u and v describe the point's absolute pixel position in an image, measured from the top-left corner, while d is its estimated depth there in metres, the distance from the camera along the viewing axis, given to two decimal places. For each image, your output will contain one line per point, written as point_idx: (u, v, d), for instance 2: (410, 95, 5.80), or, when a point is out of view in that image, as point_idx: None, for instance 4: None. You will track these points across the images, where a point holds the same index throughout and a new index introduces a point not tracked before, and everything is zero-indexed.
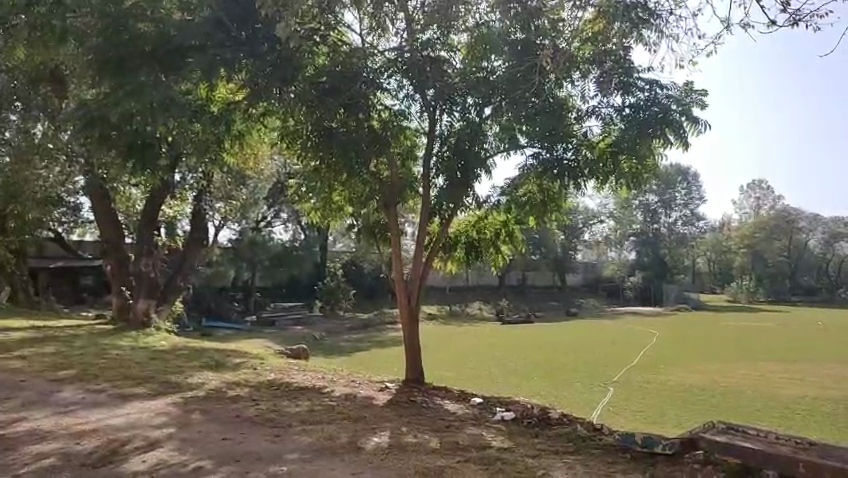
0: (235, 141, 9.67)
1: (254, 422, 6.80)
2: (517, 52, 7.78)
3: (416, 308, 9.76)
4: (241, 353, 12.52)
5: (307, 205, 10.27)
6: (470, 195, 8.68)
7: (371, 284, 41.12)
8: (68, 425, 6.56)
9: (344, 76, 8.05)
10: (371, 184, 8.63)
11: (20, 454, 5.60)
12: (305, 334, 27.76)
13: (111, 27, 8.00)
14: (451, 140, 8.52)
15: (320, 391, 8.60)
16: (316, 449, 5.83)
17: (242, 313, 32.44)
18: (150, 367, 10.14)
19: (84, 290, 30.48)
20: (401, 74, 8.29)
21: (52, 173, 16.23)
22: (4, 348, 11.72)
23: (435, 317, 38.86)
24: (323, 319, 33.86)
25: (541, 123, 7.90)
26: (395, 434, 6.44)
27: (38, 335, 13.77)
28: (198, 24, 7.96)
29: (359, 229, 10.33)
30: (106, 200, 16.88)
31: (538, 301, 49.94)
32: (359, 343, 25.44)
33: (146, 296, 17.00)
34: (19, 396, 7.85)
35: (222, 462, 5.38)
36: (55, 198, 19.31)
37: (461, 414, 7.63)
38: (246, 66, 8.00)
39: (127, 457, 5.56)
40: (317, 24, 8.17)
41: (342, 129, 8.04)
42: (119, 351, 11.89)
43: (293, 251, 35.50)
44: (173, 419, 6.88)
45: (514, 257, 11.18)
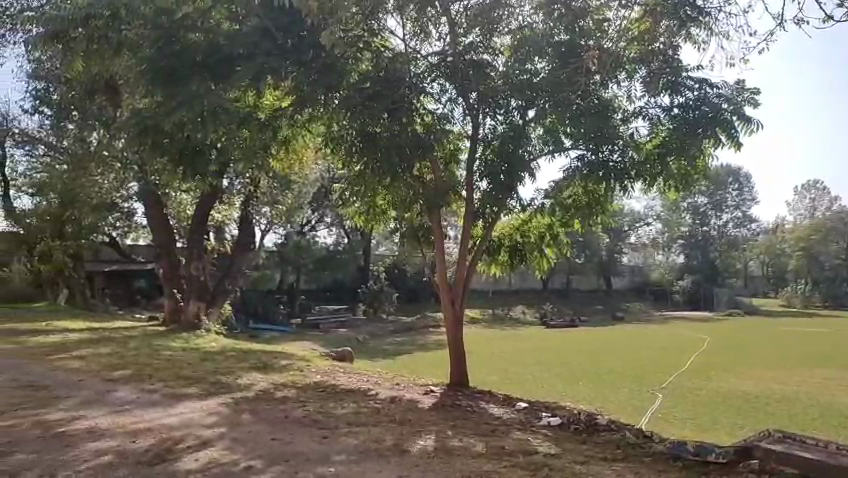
0: (282, 147, 9.81)
1: (301, 423, 6.91)
2: (561, 54, 7.82)
3: (461, 310, 9.79)
4: (287, 355, 12.75)
5: (351, 210, 10.31)
6: (514, 198, 8.56)
7: (413, 287, 41.12)
8: (123, 424, 6.79)
9: (386, 82, 8.13)
10: (415, 188, 8.65)
11: (80, 450, 5.83)
12: (348, 336, 28.06)
13: (163, 39, 8.24)
14: (494, 145, 8.40)
15: (365, 393, 8.69)
16: (363, 451, 5.89)
17: (288, 315, 32.97)
18: (201, 368, 10.44)
19: (137, 292, 31.49)
20: (444, 78, 8.45)
21: (107, 181, 17.38)
22: (63, 349, 12.21)
23: (478, 321, 38.76)
24: (366, 322, 34.16)
25: (586, 124, 7.82)
26: (440, 438, 6.46)
27: (95, 336, 14.30)
28: (244, 34, 8.13)
29: (402, 232, 10.41)
30: (159, 206, 17.43)
31: (582, 306, 49.27)
32: (402, 346, 25.59)
33: (197, 298, 17.56)
34: (78, 395, 8.17)
35: (272, 462, 5.48)
36: (110, 206, 20.02)
37: (506, 419, 7.59)
38: (292, 74, 8.18)
39: (181, 455, 5.71)
40: (360, 30, 8.24)
41: (387, 134, 7.99)
42: (172, 352, 12.26)
43: (337, 255, 35.87)
44: (223, 419, 7.05)
45: (557, 260, 11.10)
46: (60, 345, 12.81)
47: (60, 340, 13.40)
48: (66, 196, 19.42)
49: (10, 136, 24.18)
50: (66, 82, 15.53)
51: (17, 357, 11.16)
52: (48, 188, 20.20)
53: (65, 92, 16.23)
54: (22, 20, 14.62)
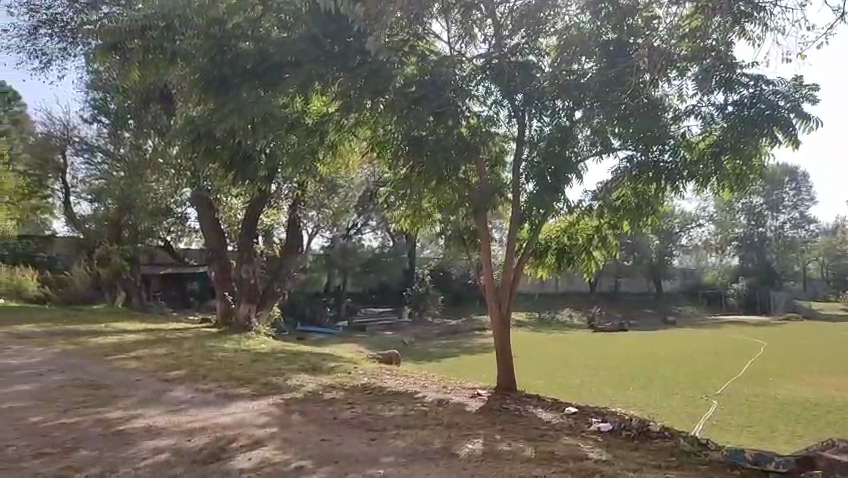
0: (328, 152, 9.92)
1: (351, 424, 6.99)
2: (608, 53, 7.75)
3: (507, 313, 9.75)
4: (335, 357, 12.91)
5: (398, 213, 10.36)
6: (560, 200, 8.42)
7: (458, 290, 41.07)
8: (179, 423, 6.99)
9: (434, 85, 8.10)
10: (461, 189, 8.62)
11: (139, 448, 6.03)
12: (395, 339, 28.24)
13: (215, 47, 8.35)
14: (541, 146, 8.27)
15: (413, 395, 8.72)
16: (412, 453, 5.91)
17: (334, 319, 33.48)
18: (253, 369, 10.67)
19: (190, 294, 32.40)
20: (489, 80, 8.30)
21: (161, 186, 17.93)
22: (121, 349, 12.67)
23: (523, 324, 38.47)
24: (412, 324, 34.32)
25: (635, 124, 7.64)
26: (488, 442, 6.43)
27: (151, 338, 14.79)
28: (293, 42, 8.05)
29: (448, 235, 10.38)
30: (211, 211, 17.93)
31: (631, 310, 48.42)
32: (448, 349, 25.63)
33: (248, 301, 18.07)
34: (136, 394, 8.46)
35: (322, 463, 5.56)
36: (165, 212, 20.60)
37: (555, 424, 7.50)
38: (340, 81, 8.09)
39: (234, 454, 5.85)
40: (407, 34, 8.43)
41: (432, 137, 8.07)
42: (224, 353, 12.58)
43: (382, 258, 36.29)
44: (274, 419, 7.18)
45: (606, 262, 10.91)
46: (119, 345, 13.30)
47: (119, 341, 13.92)
48: (123, 201, 20.16)
49: (71, 144, 25.42)
50: (122, 92, 16.05)
51: (80, 357, 11.63)
52: (106, 194, 20.97)
53: (122, 102, 16.79)
54: (83, 33, 15.27)
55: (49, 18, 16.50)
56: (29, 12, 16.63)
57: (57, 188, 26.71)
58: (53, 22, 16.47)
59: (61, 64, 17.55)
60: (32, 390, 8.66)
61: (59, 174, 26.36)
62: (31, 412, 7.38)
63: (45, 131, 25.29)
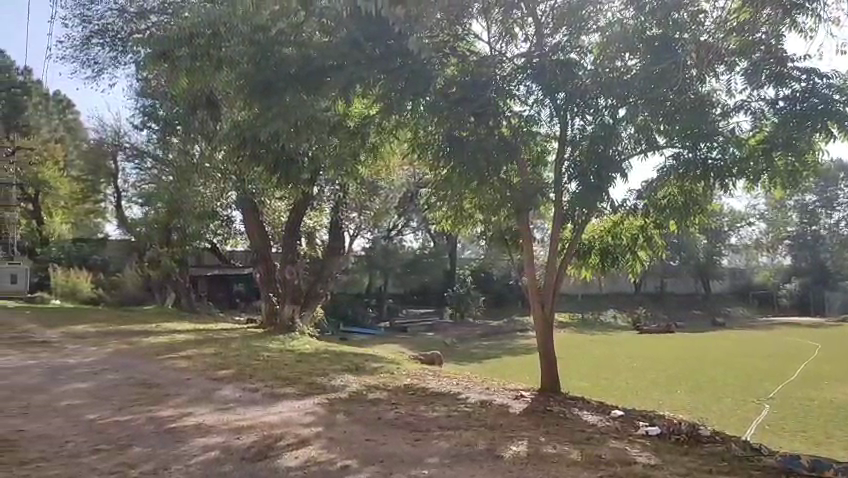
0: (370, 154, 10.03)
1: (394, 425, 7.03)
2: (654, 49, 7.42)
3: (550, 313, 9.66)
4: (378, 357, 13.03)
5: (438, 214, 10.36)
6: (605, 200, 8.30)
7: (501, 290, 40.85)
8: (228, 421, 7.16)
9: (475, 85, 8.15)
10: (502, 189, 8.52)
11: (190, 445, 6.20)
12: (436, 340, 28.29)
13: (260, 54, 8.45)
14: (583, 145, 8.15)
15: (456, 396, 8.72)
16: (456, 454, 5.92)
17: (376, 319, 33.69)
18: (298, 369, 10.85)
19: (236, 295, 33.07)
20: (530, 79, 8.19)
21: (208, 190, 18.37)
22: (172, 349, 13.05)
23: (566, 325, 38.05)
24: (454, 325, 34.34)
25: (681, 121, 7.54)
26: (533, 444, 6.38)
27: (199, 338, 15.20)
28: (334, 43, 8.09)
29: (490, 236, 10.36)
30: (256, 214, 18.25)
31: (678, 312, 47.30)
32: (489, 350, 25.55)
33: (291, 302, 18.38)
34: (187, 392, 8.70)
35: (367, 462, 5.61)
36: (212, 216, 21.12)
37: (601, 427, 7.39)
38: (382, 83, 8.09)
39: (281, 452, 5.96)
40: (448, 36, 8.50)
41: (473, 138, 8.08)
42: (270, 353, 12.82)
43: (422, 259, 36.36)
44: (319, 419, 7.29)
45: (650, 262, 10.74)
46: (169, 345, 13.69)
47: (169, 341, 14.34)
48: (172, 205, 20.76)
49: (122, 150, 25.94)
50: (170, 99, 16.50)
51: (133, 356, 12.03)
52: (156, 198, 21.65)
53: (170, 108, 17.27)
54: (133, 42, 15.80)
55: (100, 29, 17.09)
56: (83, 22, 17.26)
57: (110, 192, 27.74)
58: (104, 32, 17.05)
59: (112, 71, 18.13)
60: (88, 387, 9.00)
61: (111, 179, 27.31)
62: (88, 409, 7.66)
63: (97, 138, 26.12)
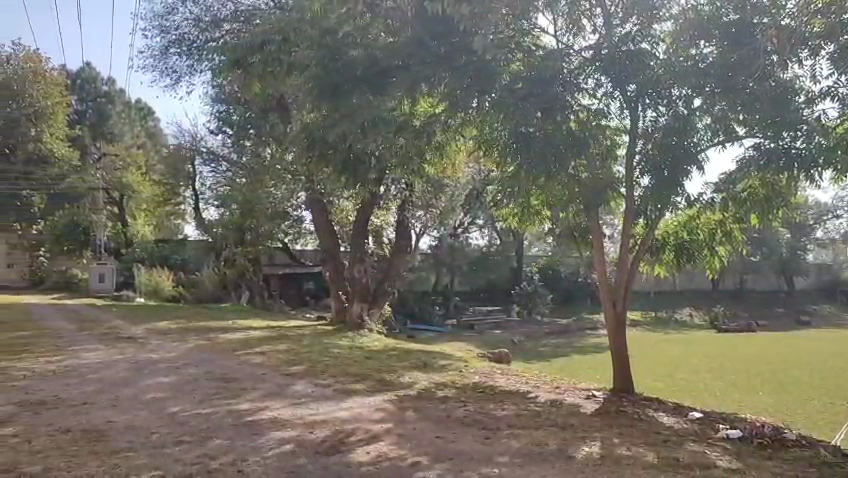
0: (436, 152, 10.03)
1: (463, 422, 7.04)
2: (732, 36, 7.48)
3: (623, 311, 9.43)
4: (446, 355, 13.02)
5: (505, 211, 10.26)
6: (680, 194, 8.03)
7: (569, 287, 40.19)
8: (302, 415, 7.36)
9: (543, 77, 7.80)
10: (571, 185, 8.33)
11: (267, 438, 6.41)
12: (503, 338, 28.13)
13: (326, 55, 8.58)
14: (656, 137, 7.96)
15: (525, 396, 8.61)
16: (527, 454, 5.85)
17: (444, 316, 33.78)
18: (367, 366, 11.02)
19: (307, 293, 33.86)
20: (599, 71, 7.96)
21: (279, 191, 18.82)
22: (247, 345, 13.53)
23: (639, 323, 36.94)
24: (522, 323, 34.03)
25: (761, 109, 7.34)
26: (606, 445, 6.23)
27: (272, 334, 15.65)
28: (399, 48, 8.21)
29: (558, 231, 10.20)
30: (324, 213, 18.67)
31: (760, 310, 45.12)
32: (559, 349, 25.08)
33: (360, 300, 18.91)
34: (262, 387, 8.99)
35: (437, 459, 5.65)
36: (283, 216, 21.70)
37: (678, 429, 7.14)
38: (447, 81, 8.06)
39: (353, 447, 6.07)
40: (513, 31, 8.12)
41: (539, 133, 7.73)
42: (340, 350, 13.09)
43: (489, 256, 36.56)
44: (389, 415, 7.37)
45: (730, 259, 10.33)
46: (244, 341, 14.19)
47: (245, 337, 14.87)
48: (245, 206, 21.50)
49: (199, 154, 27.05)
50: (244, 103, 17.11)
51: (211, 352, 12.53)
52: (230, 199, 22.46)
53: (244, 112, 17.98)
54: (207, 50, 16.57)
55: (177, 39, 17.88)
56: (161, 33, 18.11)
57: (188, 194, 29.06)
58: (181, 42, 17.82)
59: (189, 79, 18.92)
60: (171, 381, 9.44)
61: (189, 182, 28.56)
62: (171, 402, 8.04)
63: (176, 143, 27.31)
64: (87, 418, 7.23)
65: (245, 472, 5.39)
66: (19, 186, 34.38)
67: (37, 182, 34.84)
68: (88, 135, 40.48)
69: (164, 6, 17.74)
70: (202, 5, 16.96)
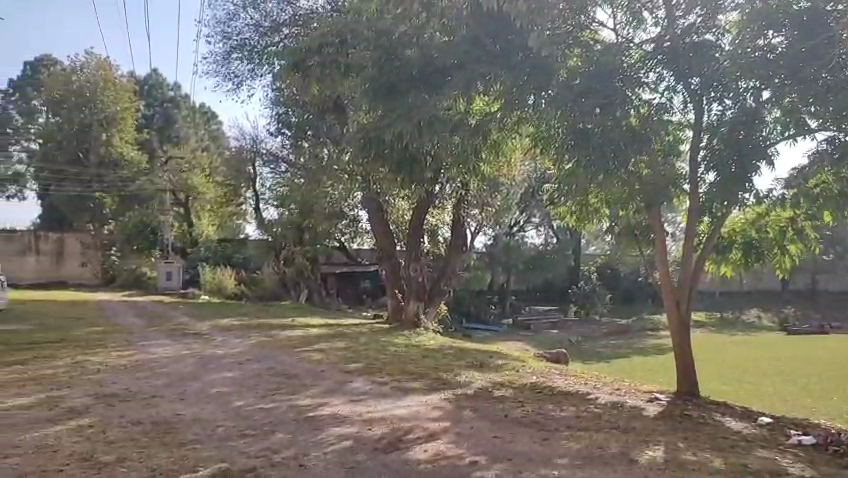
0: (491, 151, 9.92)
1: (521, 422, 6.98)
2: (803, 25, 6.72)
3: (686, 312, 9.18)
4: (502, 354, 12.94)
5: (563, 211, 10.07)
6: (748, 191, 7.71)
7: (629, 287, 39.31)
8: (360, 412, 7.46)
9: (602, 71, 7.72)
10: (630, 183, 8.10)
11: (327, 434, 6.52)
12: (561, 338, 27.73)
13: (382, 56, 8.76)
14: (723, 133, 7.65)
15: (584, 397, 8.47)
16: (587, 456, 5.75)
17: (499, 316, 33.64)
18: (424, 364, 11.08)
19: (363, 292, 34.28)
20: (661, 65, 7.80)
21: (336, 190, 19.14)
22: (307, 342, 13.81)
23: (702, 324, 35.78)
24: (579, 323, 33.51)
25: (836, 101, 6.66)
26: (671, 450, 6.07)
27: (330, 332, 15.95)
28: (454, 45, 8.19)
29: (618, 229, 9.91)
30: (381, 214, 18.87)
31: (834, 312, 42.83)
32: (618, 350, 24.54)
33: (416, 298, 19.01)
34: (321, 384, 9.17)
35: (495, 459, 5.62)
36: (340, 215, 22.12)
37: (747, 434, 6.88)
38: (501, 79, 8.00)
39: (411, 445, 6.11)
40: (571, 26, 8.04)
41: (597, 129, 7.56)
42: (397, 348, 13.21)
43: (546, 255, 36.03)
44: (446, 414, 7.37)
45: (803, 257, 9.90)
46: (303, 338, 14.49)
47: (304, 334, 15.20)
48: (302, 206, 22.02)
49: (259, 155, 27.76)
50: (301, 106, 17.45)
51: (272, 349, 12.86)
52: (289, 199, 22.95)
53: (301, 114, 18.10)
54: (267, 55, 17.06)
55: (238, 44, 18.34)
56: (224, 38, 18.64)
57: (249, 195, 29.94)
58: (242, 47, 18.25)
59: (250, 83, 19.34)
60: (234, 376, 9.74)
61: (250, 183, 29.34)
62: (235, 396, 8.30)
63: (238, 145, 28.31)
64: (157, 411, 7.53)
65: (307, 466, 5.50)
66: (93, 187, 37.74)
67: (109, 183, 37.58)
68: (155, 138, 42.33)
69: (226, 12, 18.29)
70: (262, 10, 17.43)
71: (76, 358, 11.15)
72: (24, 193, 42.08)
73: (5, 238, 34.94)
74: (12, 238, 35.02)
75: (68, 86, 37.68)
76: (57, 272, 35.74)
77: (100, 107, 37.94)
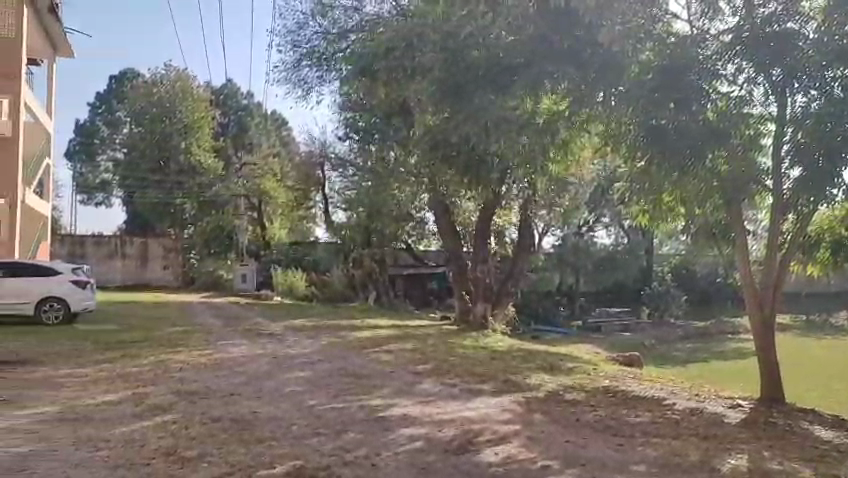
0: (560, 149, 9.57)
1: (594, 427, 6.81)
2: None
3: (770, 313, 8.79)
4: (573, 357, 12.70)
5: (636, 211, 9.84)
6: (837, 187, 7.17)
7: (706, 289, 37.85)
8: (430, 413, 7.48)
9: (674, 65, 7.38)
10: (708, 179, 7.75)
11: (397, 434, 6.59)
12: (634, 340, 26.97)
13: (449, 60, 8.85)
14: (807, 125, 7.09)
15: (660, 402, 8.20)
16: (665, 464, 5.56)
17: (568, 317, 32.99)
18: (493, 366, 11.00)
19: (430, 293, 34.43)
20: (740, 56, 7.41)
21: (404, 192, 19.53)
22: (376, 343, 14.00)
23: (788, 327, 33.92)
24: (653, 326, 32.46)
25: None
26: (754, 458, 5.80)
27: (399, 333, 16.11)
28: (523, 42, 8.02)
29: (694, 229, 9.48)
30: (448, 215, 18.91)
31: None
32: (696, 354, 23.59)
33: (484, 300, 19.01)
34: (391, 384, 9.26)
35: (568, 464, 5.52)
36: (406, 216, 22.41)
37: (838, 444, 6.48)
38: (568, 76, 7.81)
39: (481, 448, 6.07)
40: (641, 19, 7.72)
41: (673, 125, 7.35)
42: (465, 349, 13.17)
43: (616, 256, 34.98)
44: (516, 417, 7.30)
45: None
46: (372, 339, 14.70)
47: (373, 335, 15.40)
48: (369, 211, 22.39)
49: (328, 159, 28.27)
50: (369, 109, 17.59)
51: (342, 349, 13.08)
52: (356, 203, 23.17)
53: (370, 118, 17.95)
54: (337, 61, 17.60)
55: (308, 51, 18.75)
56: (293, 47, 19.00)
57: (318, 199, 30.66)
58: (311, 54, 18.68)
59: (319, 89, 19.54)
60: (308, 376, 9.98)
61: (319, 188, 29.98)
62: (308, 396, 8.50)
63: (308, 150, 29.13)
64: (236, 408, 7.82)
65: (378, 466, 5.56)
66: (174, 193, 40.22)
67: (188, 188, 39.63)
68: (230, 146, 43.93)
69: (295, 21, 18.72)
70: (330, 17, 17.89)
71: (161, 357, 11.74)
72: (110, 200, 44.73)
73: (95, 242, 36.72)
74: (101, 242, 36.78)
75: (150, 98, 39.81)
76: (141, 275, 37.66)
77: (179, 116, 39.78)
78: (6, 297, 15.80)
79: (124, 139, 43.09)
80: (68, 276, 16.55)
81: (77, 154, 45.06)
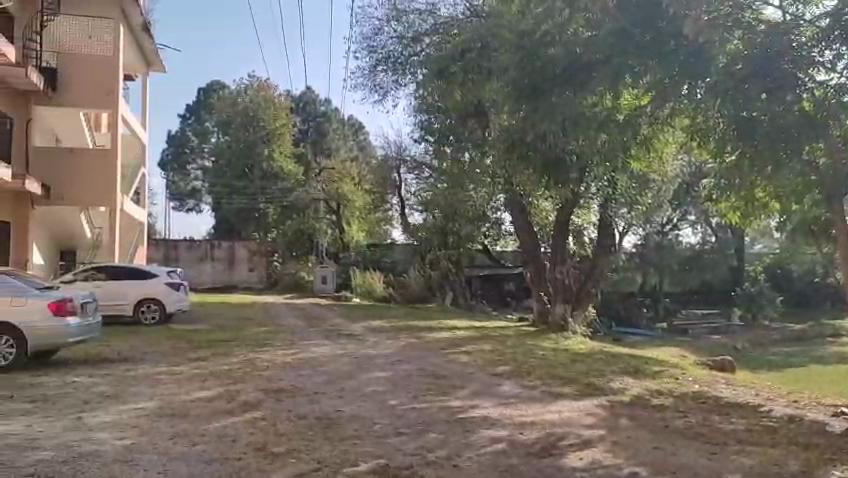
0: (643, 146, 9.38)
1: (684, 434, 6.56)
2: None
3: None
4: (659, 361, 12.25)
5: (725, 209, 9.41)
6: None
7: (803, 289, 35.69)
8: (511, 416, 7.43)
9: (765, 57, 6.93)
10: (806, 174, 7.38)
11: (479, 435, 6.59)
12: (724, 344, 25.69)
13: (527, 58, 8.63)
14: None
15: (756, 408, 7.80)
16: (763, 474, 5.29)
17: (652, 320, 31.69)
18: (574, 368, 10.79)
19: (508, 295, 34.17)
20: (838, 41, 6.91)
21: (480, 191, 19.65)
22: (455, 344, 14.02)
23: None
24: (746, 328, 30.81)
25: None
26: None
27: (477, 334, 16.07)
28: (601, 36, 7.72)
29: (792, 224, 9.02)
30: (524, 214, 18.77)
31: None
32: (795, 358, 22.18)
33: (563, 301, 18.81)
34: (471, 386, 9.26)
35: (658, 472, 5.35)
36: (481, 217, 22.25)
37: None
38: (653, 69, 7.56)
39: (565, 452, 5.98)
40: (730, 7, 7.28)
41: (766, 118, 6.95)
42: (545, 351, 12.98)
43: (704, 255, 33.93)
44: (600, 421, 7.13)
45: None
46: (451, 340, 14.73)
47: (451, 337, 15.42)
48: (446, 211, 22.70)
49: (404, 163, 29.49)
50: (444, 111, 17.55)
51: (421, 350, 13.18)
52: (432, 205, 23.44)
53: (444, 119, 17.99)
54: (413, 65, 18.20)
55: (383, 56, 18.99)
56: (369, 52, 19.24)
57: (393, 201, 30.95)
58: (387, 59, 18.94)
59: (394, 94, 19.75)
60: (388, 376, 10.12)
61: (395, 190, 30.42)
62: (390, 396, 8.63)
63: (383, 154, 29.76)
64: (320, 407, 8.04)
65: (461, 467, 5.59)
66: (258, 200, 41.89)
67: (271, 194, 41.13)
68: (309, 151, 45.10)
69: (371, 27, 18.92)
70: (404, 22, 18.03)
71: (248, 356, 12.22)
72: (201, 206, 46.96)
73: (187, 246, 38.68)
74: (192, 246, 38.72)
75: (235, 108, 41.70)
76: (229, 278, 38.87)
77: (262, 125, 41.48)
78: (107, 298, 16.93)
79: (212, 148, 45.35)
80: (163, 278, 17.56)
81: (168, 164, 47.94)
